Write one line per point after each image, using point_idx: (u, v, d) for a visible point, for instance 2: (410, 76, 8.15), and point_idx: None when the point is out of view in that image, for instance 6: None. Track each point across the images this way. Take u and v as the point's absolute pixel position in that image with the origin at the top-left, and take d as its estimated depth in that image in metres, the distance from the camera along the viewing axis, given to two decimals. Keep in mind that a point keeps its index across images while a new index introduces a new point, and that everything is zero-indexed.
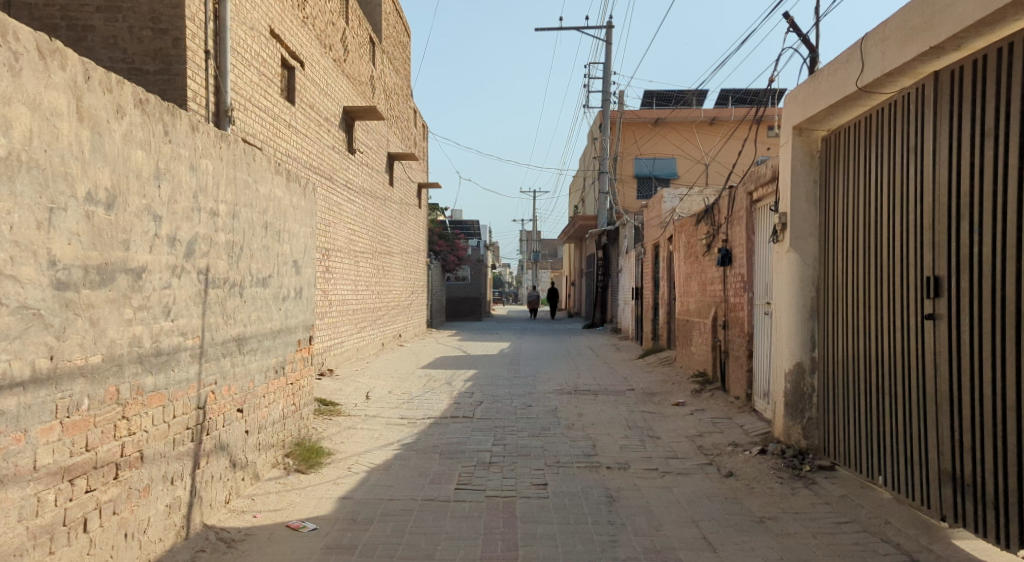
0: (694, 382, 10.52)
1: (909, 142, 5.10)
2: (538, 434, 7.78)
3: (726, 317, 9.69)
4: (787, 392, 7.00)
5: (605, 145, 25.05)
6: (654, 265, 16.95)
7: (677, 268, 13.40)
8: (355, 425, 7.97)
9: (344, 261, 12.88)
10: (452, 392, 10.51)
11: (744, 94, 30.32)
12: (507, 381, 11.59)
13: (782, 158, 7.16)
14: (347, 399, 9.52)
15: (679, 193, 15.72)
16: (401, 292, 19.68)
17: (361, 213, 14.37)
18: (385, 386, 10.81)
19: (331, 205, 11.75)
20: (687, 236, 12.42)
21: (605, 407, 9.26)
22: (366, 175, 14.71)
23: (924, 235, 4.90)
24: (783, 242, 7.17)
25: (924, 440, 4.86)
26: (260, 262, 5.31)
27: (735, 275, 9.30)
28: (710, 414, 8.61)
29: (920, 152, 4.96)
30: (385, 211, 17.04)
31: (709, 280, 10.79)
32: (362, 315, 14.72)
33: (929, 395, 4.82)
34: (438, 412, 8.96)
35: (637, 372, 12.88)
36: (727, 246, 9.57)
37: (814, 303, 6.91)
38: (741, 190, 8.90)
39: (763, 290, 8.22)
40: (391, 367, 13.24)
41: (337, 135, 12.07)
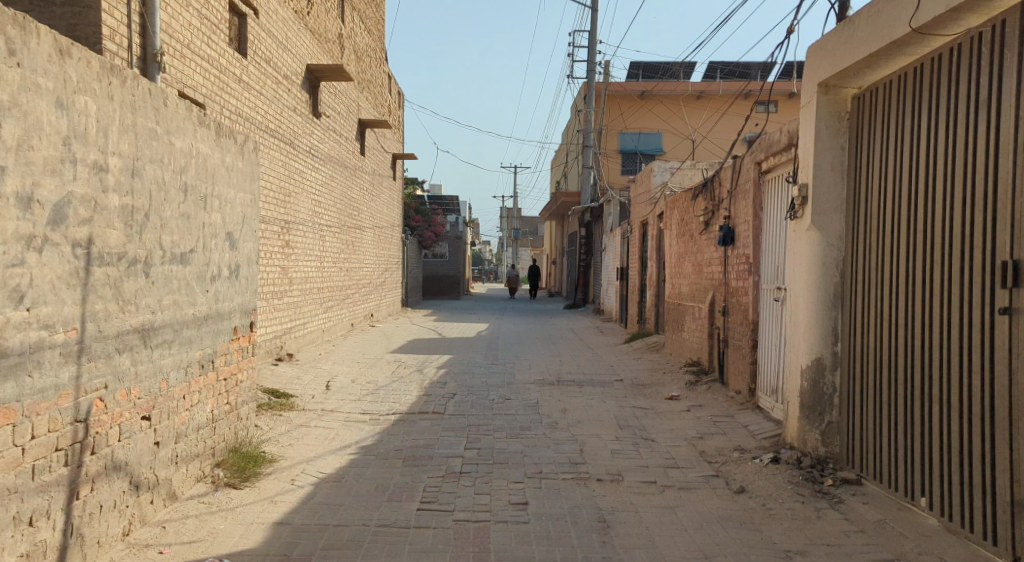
0: (688, 373, 9.67)
1: (986, 104, 4.39)
2: (516, 434, 6.86)
3: (726, 302, 8.81)
4: (802, 392, 6.12)
5: (589, 117, 24.09)
6: (642, 244, 16.04)
7: (669, 247, 12.51)
8: (308, 423, 7.01)
9: (306, 235, 11.88)
10: (423, 382, 9.55)
11: (733, 66, 29.43)
12: (483, 369, 10.65)
13: (802, 121, 6.26)
14: (304, 390, 8.54)
15: (671, 166, 14.77)
16: (373, 270, 18.67)
17: (327, 182, 13.42)
18: (349, 375, 9.83)
19: (290, 173, 10.95)
20: (680, 213, 11.52)
21: (591, 401, 8.35)
22: (333, 141, 13.69)
23: (1005, 212, 4.23)
24: (801, 219, 6.24)
25: (999, 451, 4.22)
26: (177, 234, 4.29)
27: (738, 256, 8.38)
28: (710, 412, 7.71)
29: (1002, 111, 4.26)
30: (353, 182, 15.99)
31: (705, 262, 9.90)
32: (329, 294, 13.70)
33: (1008, 400, 4.17)
34: (405, 406, 8.01)
35: (624, 359, 11.97)
36: (728, 223, 8.65)
37: (839, 291, 6.03)
38: (749, 161, 7.97)
39: (773, 274, 7.32)
40: (359, 352, 12.26)
41: (298, 95, 11.19)
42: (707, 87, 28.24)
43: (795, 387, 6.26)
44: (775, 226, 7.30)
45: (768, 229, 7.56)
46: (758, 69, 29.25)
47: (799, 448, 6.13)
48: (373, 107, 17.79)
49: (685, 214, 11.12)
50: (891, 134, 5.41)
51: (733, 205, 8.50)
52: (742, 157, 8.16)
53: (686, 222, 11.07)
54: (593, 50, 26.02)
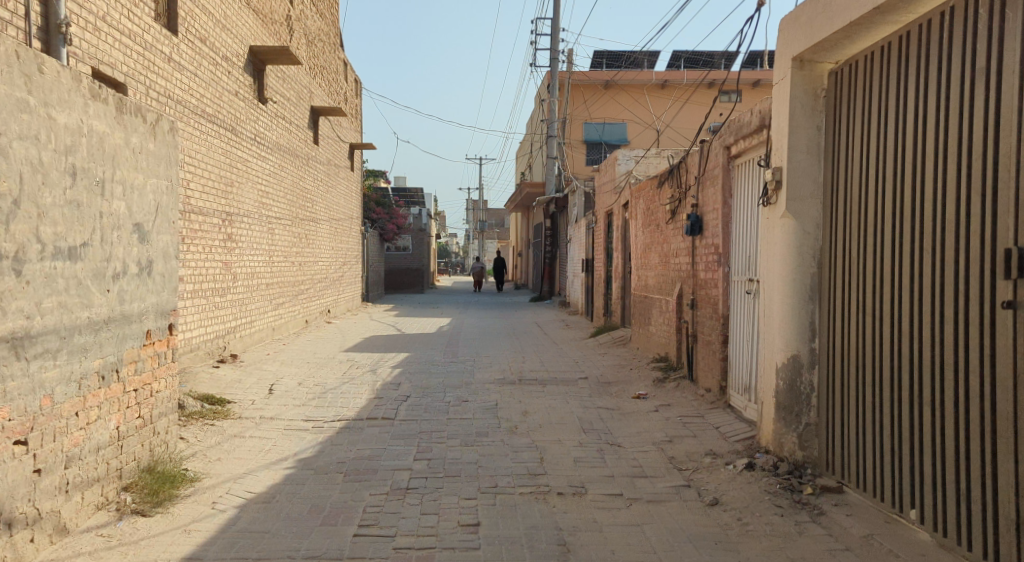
0: (655, 369, 9.18)
1: (989, 72, 3.90)
2: (471, 442, 6.31)
3: (694, 295, 8.34)
4: (778, 392, 5.63)
5: (553, 106, 23.57)
6: (607, 234, 15.58)
7: (634, 238, 12.05)
8: (243, 433, 6.41)
9: (252, 228, 11.29)
10: (375, 383, 8.97)
11: (697, 55, 29.09)
12: (442, 368, 10.09)
13: (775, 97, 5.74)
14: (244, 395, 7.92)
15: (636, 154, 14.30)
16: (329, 264, 18.02)
17: (275, 172, 12.83)
18: (295, 377, 9.22)
19: (233, 161, 10.50)
20: (646, 202, 11.03)
21: (553, 402, 7.83)
22: (280, 128, 13.10)
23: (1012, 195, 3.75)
24: (775, 205, 5.73)
25: (1004, 463, 3.75)
26: (63, 225, 3.74)
27: (706, 247, 7.91)
28: (679, 413, 7.23)
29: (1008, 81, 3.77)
30: (306, 173, 15.35)
31: (672, 253, 9.45)
32: (280, 290, 13.07)
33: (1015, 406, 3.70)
34: (353, 411, 7.43)
35: (589, 355, 11.47)
36: (695, 211, 8.16)
37: (817, 283, 5.53)
38: (717, 145, 7.48)
39: (745, 266, 6.85)
40: (311, 351, 11.63)
41: (240, 78, 10.78)
42: (671, 75, 27.88)
43: (769, 386, 5.78)
44: (747, 213, 6.80)
45: (739, 218, 7.08)
46: (722, 57, 28.96)
47: (775, 452, 5.64)
48: (326, 94, 17.15)
49: (651, 203, 10.65)
50: (873, 111, 4.91)
51: (702, 193, 8.01)
52: (711, 141, 7.67)
53: (652, 211, 10.60)
54: (556, 38, 25.54)
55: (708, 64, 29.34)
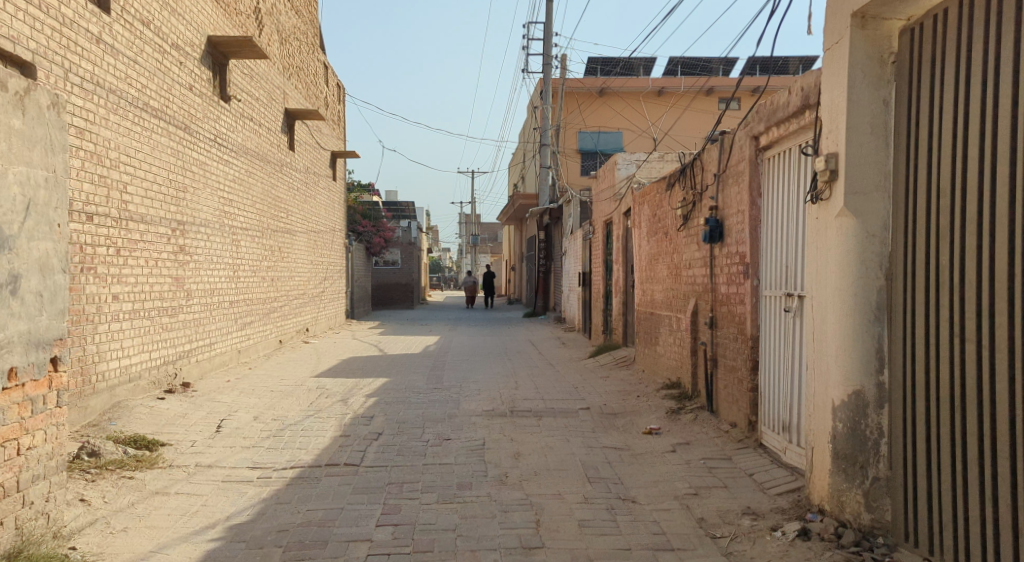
0: (667, 398, 8.00)
1: None
2: (451, 497, 5.11)
3: (713, 312, 7.15)
4: (834, 437, 4.43)
5: (546, 114, 22.45)
6: (606, 246, 14.44)
7: (638, 248, 10.90)
8: (169, 488, 5.20)
9: (210, 238, 10.13)
10: (344, 417, 7.75)
11: (693, 62, 28.13)
12: (422, 397, 8.89)
13: (826, 66, 4.54)
14: (185, 435, 6.70)
15: (637, 158, 13.20)
16: (308, 278, 16.81)
17: (242, 177, 11.72)
18: (253, 409, 8.01)
19: (187, 164, 9.34)
20: (651, 207, 9.91)
21: (551, 440, 6.64)
22: (247, 130, 11.98)
23: None
24: (827, 204, 4.52)
25: None
26: None
27: (728, 256, 6.74)
28: (701, 455, 6.03)
29: None
30: (279, 181, 14.22)
31: (685, 265, 8.28)
32: (246, 308, 11.89)
33: None
34: (310, 455, 6.21)
35: (589, 379, 10.27)
36: (714, 214, 6.99)
37: (886, 301, 4.30)
38: (741, 134, 6.30)
39: (782, 278, 5.66)
40: (279, 377, 10.43)
41: (196, 72, 9.64)
42: (668, 82, 26.85)
43: (822, 428, 4.58)
44: (786, 215, 5.61)
45: (773, 221, 5.90)
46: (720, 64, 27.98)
47: (834, 514, 4.42)
48: (301, 98, 16.08)
49: (658, 208, 9.49)
50: (969, 75, 3.70)
51: (722, 193, 6.83)
52: (733, 132, 6.50)
53: (659, 217, 9.44)
54: (548, 43, 24.54)
55: (705, 71, 28.34)
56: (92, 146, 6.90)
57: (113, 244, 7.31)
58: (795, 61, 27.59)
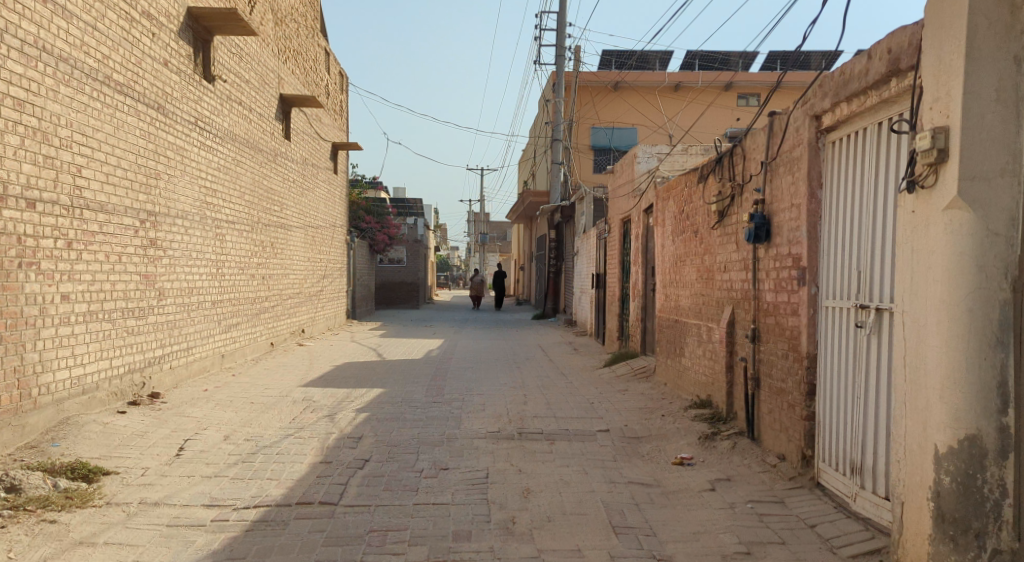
0: (698, 419, 7.02)
1: None
2: (444, 553, 4.14)
3: (756, 323, 6.15)
4: (937, 494, 3.47)
5: (559, 107, 21.47)
6: (622, 246, 13.47)
7: (660, 248, 9.91)
8: (98, 536, 4.23)
9: (188, 231, 9.23)
10: (328, 438, 6.76)
11: (711, 56, 27.11)
12: (419, 413, 7.92)
13: (933, 16, 3.55)
14: (138, 460, 5.71)
15: (658, 151, 12.24)
16: (304, 276, 15.85)
17: (227, 165, 10.84)
18: (225, 426, 7.03)
19: (160, 148, 8.42)
20: (678, 203, 8.93)
21: (567, 473, 5.66)
22: (233, 114, 11.09)
23: None
24: (932, 193, 3.53)
25: None
26: None
27: (777, 258, 5.73)
28: (747, 496, 5.02)
29: None
30: (272, 171, 13.33)
31: (718, 267, 7.28)
32: (231, 309, 10.96)
33: None
34: (281, 489, 5.21)
35: (606, 393, 9.27)
36: (759, 208, 5.99)
37: (1012, 319, 3.31)
38: (799, 113, 5.30)
39: (852, 285, 4.66)
40: (263, 385, 9.47)
41: (172, 46, 8.77)
42: (685, 77, 25.89)
43: (918, 482, 3.59)
44: (858, 208, 4.61)
45: (840, 217, 4.90)
46: (739, 59, 27.05)
47: None
48: (297, 83, 15.17)
49: (686, 203, 8.51)
50: None
51: (770, 184, 5.83)
52: (787, 112, 5.49)
53: (687, 214, 8.46)
54: (561, 34, 23.60)
55: (723, 67, 27.41)
56: (36, 121, 6.01)
57: (63, 236, 6.39)
58: (816, 57, 26.69)
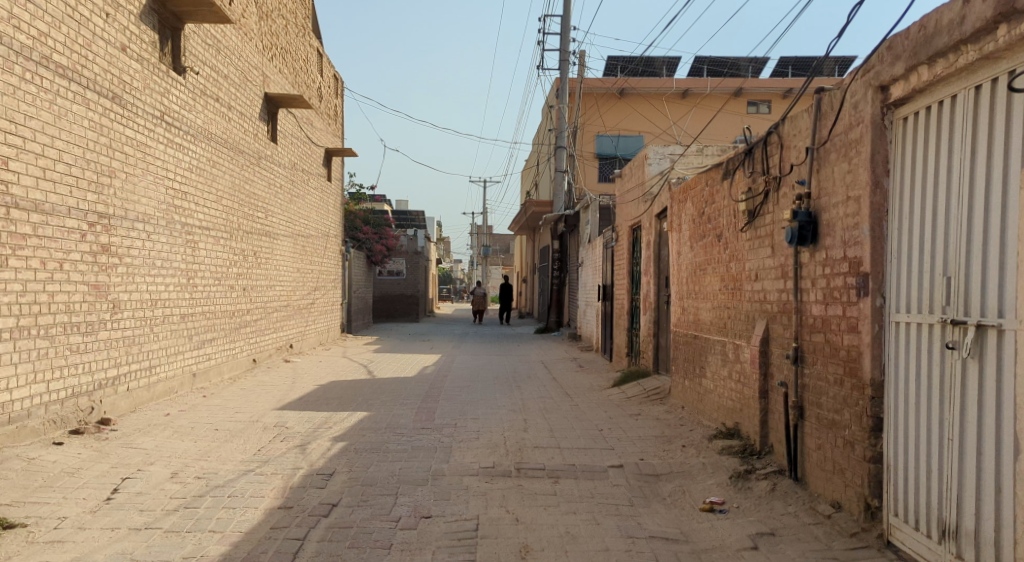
0: (725, 452, 6.04)
1: None
2: None
3: (797, 341, 5.17)
4: None
5: (563, 113, 20.59)
6: (631, 255, 12.53)
7: (676, 255, 8.97)
8: None
9: (150, 235, 8.35)
10: (293, 475, 5.78)
11: (720, 62, 26.21)
12: (403, 442, 6.95)
13: None
14: (56, 507, 4.73)
15: (670, 152, 11.30)
16: (292, 287, 14.90)
17: (200, 165, 9.97)
18: (176, 461, 6.06)
19: (114, 141, 7.55)
20: (697, 204, 7.98)
21: (575, 523, 4.68)
22: (207, 110, 10.23)
23: None
24: None
25: None
26: None
27: (826, 263, 4.76)
28: (799, 558, 4.04)
29: None
30: (255, 175, 12.46)
31: (748, 275, 6.32)
32: (203, 322, 10.03)
33: None
34: (222, 546, 4.23)
35: (616, 417, 8.28)
36: (803, 205, 5.02)
37: None
38: (859, 86, 4.34)
39: (936, 294, 3.70)
40: (233, 409, 8.49)
41: (131, 31, 7.94)
42: (693, 83, 24.99)
43: None
44: (943, 200, 3.68)
45: (915, 210, 3.94)
46: (748, 65, 26.18)
47: None
48: (284, 82, 14.30)
49: (706, 205, 7.56)
50: None
51: (817, 174, 4.87)
52: (840, 87, 4.55)
53: (708, 216, 7.51)
54: (564, 37, 22.78)
55: (732, 73, 26.52)
56: None
57: None
58: (829, 62, 25.84)
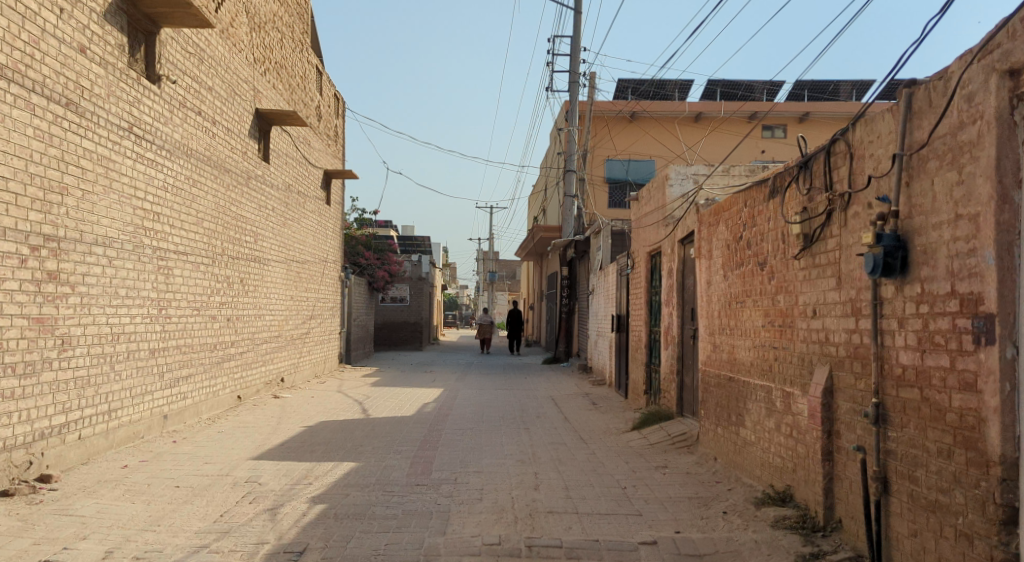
0: (780, 525, 4.99)
1: None
2: None
3: (876, 396, 4.13)
4: None
5: (573, 136, 19.65)
6: (649, 284, 11.53)
7: (706, 284, 7.95)
8: None
9: (113, 260, 7.41)
10: (256, 552, 4.75)
11: (734, 85, 25.29)
12: (393, 503, 5.92)
13: None
14: None
15: (695, 172, 10.29)
16: (285, 316, 13.91)
17: (177, 183, 9.03)
18: (118, 533, 5.06)
19: (66, 154, 6.64)
20: (733, 227, 6.96)
21: None
22: (187, 123, 9.30)
23: None
24: None
25: None
26: None
27: (922, 299, 3.75)
28: None
29: None
30: (243, 196, 11.51)
31: (802, 311, 5.31)
32: (178, 357, 9.06)
33: None
34: None
35: (640, 470, 7.23)
36: (885, 227, 4.01)
37: None
38: (978, 71, 3.36)
39: None
40: (203, 458, 7.47)
41: (90, 32, 7.05)
42: (707, 106, 24.01)
43: None
44: None
45: None
46: (764, 88, 25.17)
47: None
48: (278, 98, 13.44)
49: (746, 228, 6.56)
50: None
51: (909, 189, 3.87)
52: (946, 77, 3.57)
53: (748, 241, 6.51)
54: (574, 58, 21.93)
55: (747, 95, 25.51)
56: None
57: None
58: (846, 86, 24.91)
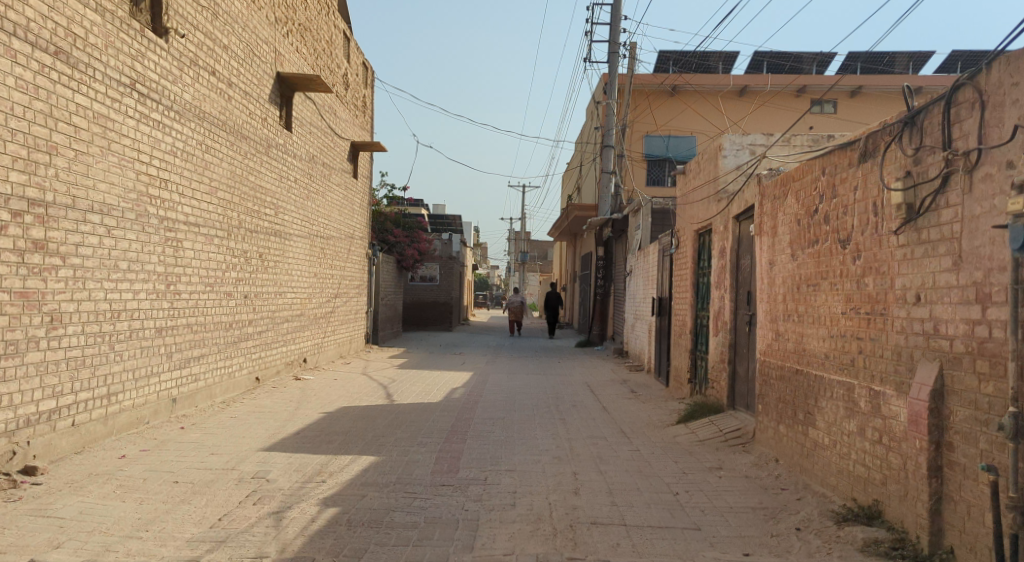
0: (873, 550, 4.19)
1: None
2: None
3: (1013, 404, 3.36)
4: None
5: (612, 109, 18.73)
6: (695, 265, 10.69)
7: (766, 264, 7.12)
8: None
9: (112, 230, 6.74)
10: None
11: (781, 56, 24.15)
12: (416, 507, 5.20)
13: None
14: None
15: (750, 142, 9.41)
16: (309, 294, 13.26)
17: (188, 147, 8.34)
18: (98, 542, 4.38)
19: (54, 110, 5.93)
20: (806, 199, 6.12)
21: None
22: (199, 83, 8.59)
23: None
24: None
25: None
26: None
27: None
28: None
29: None
30: (263, 165, 10.83)
31: (899, 296, 4.49)
32: (188, 337, 8.40)
33: None
34: None
35: (692, 472, 6.45)
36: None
37: None
38: None
39: None
40: (209, 448, 6.80)
41: None
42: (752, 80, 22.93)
43: None
44: None
45: None
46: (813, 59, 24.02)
47: None
48: (302, 63, 12.71)
49: (823, 201, 5.71)
50: None
51: None
52: None
53: (825, 214, 5.66)
54: (613, 27, 20.93)
55: (795, 68, 24.35)
56: None
57: None
58: (902, 58, 23.67)
